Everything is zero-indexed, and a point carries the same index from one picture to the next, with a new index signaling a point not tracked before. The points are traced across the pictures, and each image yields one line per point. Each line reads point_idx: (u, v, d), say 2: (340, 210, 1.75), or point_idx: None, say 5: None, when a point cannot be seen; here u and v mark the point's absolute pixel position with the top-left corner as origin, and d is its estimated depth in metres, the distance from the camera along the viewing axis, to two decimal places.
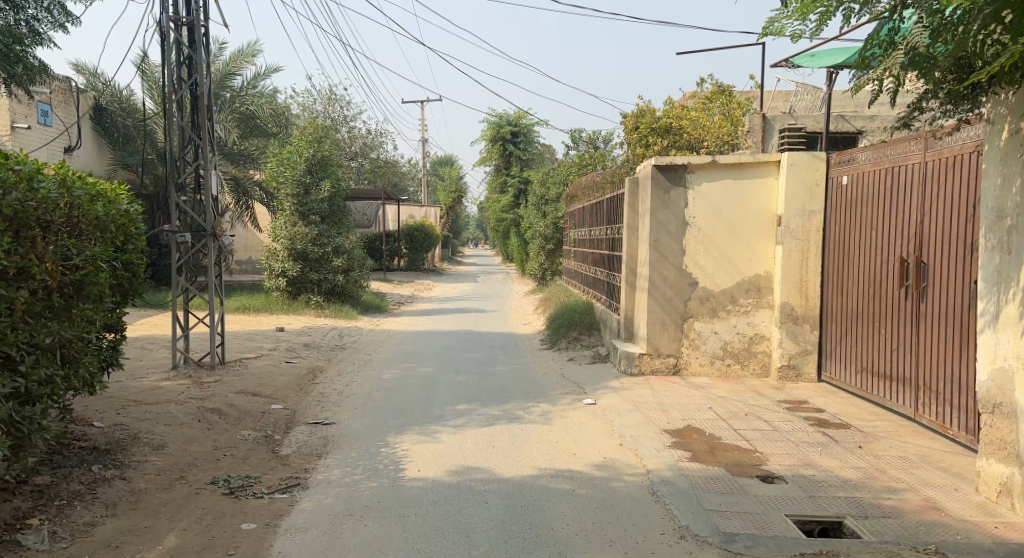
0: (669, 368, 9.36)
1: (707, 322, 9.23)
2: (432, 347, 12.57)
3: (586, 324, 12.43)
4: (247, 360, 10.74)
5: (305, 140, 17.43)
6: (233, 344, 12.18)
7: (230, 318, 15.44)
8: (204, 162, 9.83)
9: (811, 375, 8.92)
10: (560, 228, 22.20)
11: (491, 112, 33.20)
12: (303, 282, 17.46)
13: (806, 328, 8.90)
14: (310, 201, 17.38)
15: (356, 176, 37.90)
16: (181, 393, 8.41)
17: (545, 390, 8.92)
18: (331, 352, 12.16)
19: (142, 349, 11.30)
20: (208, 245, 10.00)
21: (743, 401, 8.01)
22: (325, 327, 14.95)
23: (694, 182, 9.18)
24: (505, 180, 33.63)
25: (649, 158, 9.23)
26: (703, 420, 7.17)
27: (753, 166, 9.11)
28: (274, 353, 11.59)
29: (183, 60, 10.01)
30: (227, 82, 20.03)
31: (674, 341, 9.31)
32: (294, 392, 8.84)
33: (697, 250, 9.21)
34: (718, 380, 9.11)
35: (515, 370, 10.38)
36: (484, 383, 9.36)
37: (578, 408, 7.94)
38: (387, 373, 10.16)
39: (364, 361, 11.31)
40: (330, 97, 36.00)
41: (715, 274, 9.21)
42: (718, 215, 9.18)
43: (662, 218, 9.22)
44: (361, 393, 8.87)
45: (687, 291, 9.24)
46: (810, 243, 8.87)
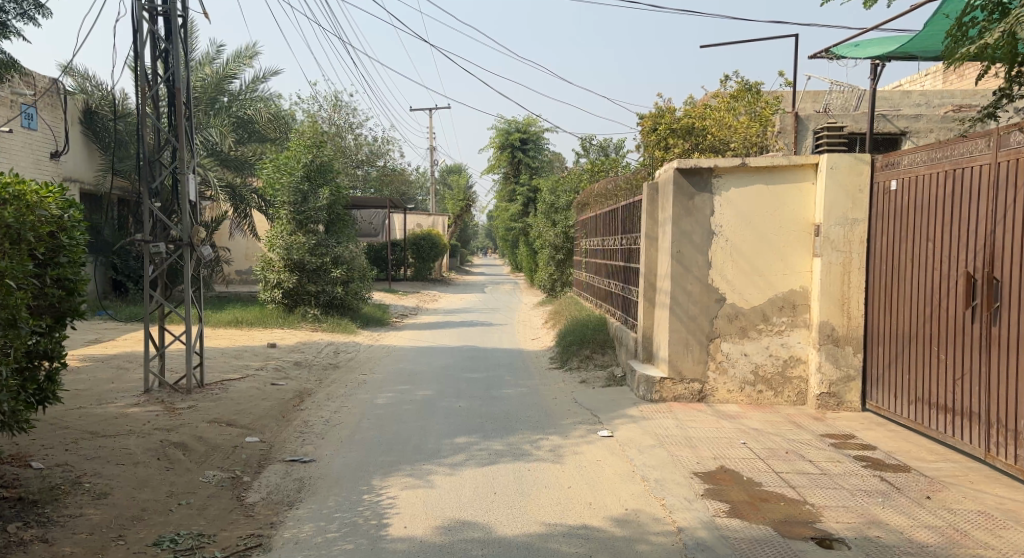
0: (693, 395, 8.40)
1: (736, 343, 8.28)
2: (432, 366, 11.63)
3: (599, 342, 11.46)
4: (229, 382, 9.83)
5: (304, 145, 16.58)
6: (218, 363, 11.29)
7: (220, 333, 14.55)
8: (179, 165, 8.93)
9: (854, 404, 7.94)
10: (571, 237, 21.23)
11: (499, 118, 32.34)
12: (300, 294, 16.60)
13: (848, 350, 7.93)
14: (308, 209, 16.45)
15: (361, 184, 37.06)
16: (147, 423, 7.52)
17: (554, 418, 7.99)
18: (324, 372, 11.24)
19: (117, 369, 10.43)
20: (184, 256, 9.11)
21: (780, 434, 7.06)
22: (320, 343, 14.04)
23: (721, 187, 8.26)
24: (513, 188, 32.71)
25: (671, 160, 8.33)
26: (738, 461, 6.21)
27: (788, 169, 8.16)
28: (261, 373, 10.67)
29: (160, 53, 9.13)
30: (225, 85, 19.20)
31: (699, 364, 8.35)
32: (275, 421, 7.92)
33: (724, 262, 8.27)
34: (749, 409, 8.15)
35: (522, 394, 9.45)
36: (487, 410, 8.43)
37: (592, 442, 7.00)
38: (381, 397, 9.23)
39: (359, 382, 10.39)
40: (335, 103, 35.18)
41: (745, 290, 8.26)
42: (748, 223, 8.23)
43: (685, 227, 8.30)
44: (350, 422, 7.94)
45: (713, 308, 8.30)
46: (853, 254, 7.89)
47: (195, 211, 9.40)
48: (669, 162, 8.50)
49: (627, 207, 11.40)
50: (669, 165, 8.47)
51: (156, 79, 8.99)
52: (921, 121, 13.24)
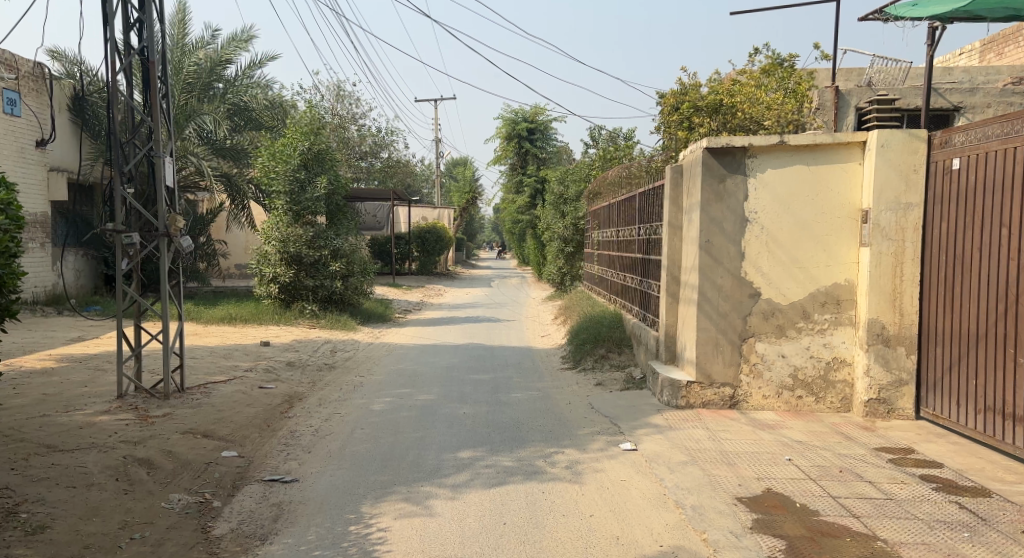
0: (724, 401, 7.54)
1: (772, 343, 7.43)
2: (435, 366, 10.77)
3: (615, 339, 10.60)
4: (213, 385, 9.00)
5: (299, 132, 15.73)
6: (204, 364, 10.45)
7: (210, 331, 13.72)
8: (154, 147, 8.08)
9: (907, 412, 7.07)
10: (581, 229, 20.34)
11: (506, 107, 31.44)
12: (297, 289, 15.75)
13: (901, 351, 7.05)
14: (305, 199, 15.59)
15: (365, 176, 36.14)
16: (114, 435, 6.69)
17: (570, 428, 7.15)
18: (318, 373, 10.39)
19: (94, 370, 9.61)
20: (160, 247, 8.27)
21: (829, 447, 6.21)
22: (317, 341, 13.22)
23: (756, 169, 7.41)
24: (521, 179, 31.81)
25: (699, 140, 7.49)
26: (786, 482, 5.38)
27: (832, 148, 7.29)
28: (249, 375, 9.83)
29: (132, 23, 8.26)
30: (220, 71, 18.16)
31: (731, 367, 7.50)
32: (257, 431, 7.10)
33: (759, 253, 7.44)
34: (787, 417, 7.29)
35: (533, 398, 8.61)
36: (495, 418, 7.61)
37: (615, 457, 6.16)
38: (377, 402, 8.39)
39: (355, 385, 9.53)
40: (338, 92, 34.23)
41: (782, 284, 7.41)
42: (786, 209, 7.38)
43: (714, 214, 7.45)
44: (342, 432, 7.11)
45: (746, 304, 7.45)
46: (906, 244, 7.01)
47: (173, 198, 8.56)
48: (698, 141, 7.66)
49: (647, 193, 10.51)
50: (698, 145, 7.63)
51: (127, 50, 8.11)
52: (979, 93, 12.55)
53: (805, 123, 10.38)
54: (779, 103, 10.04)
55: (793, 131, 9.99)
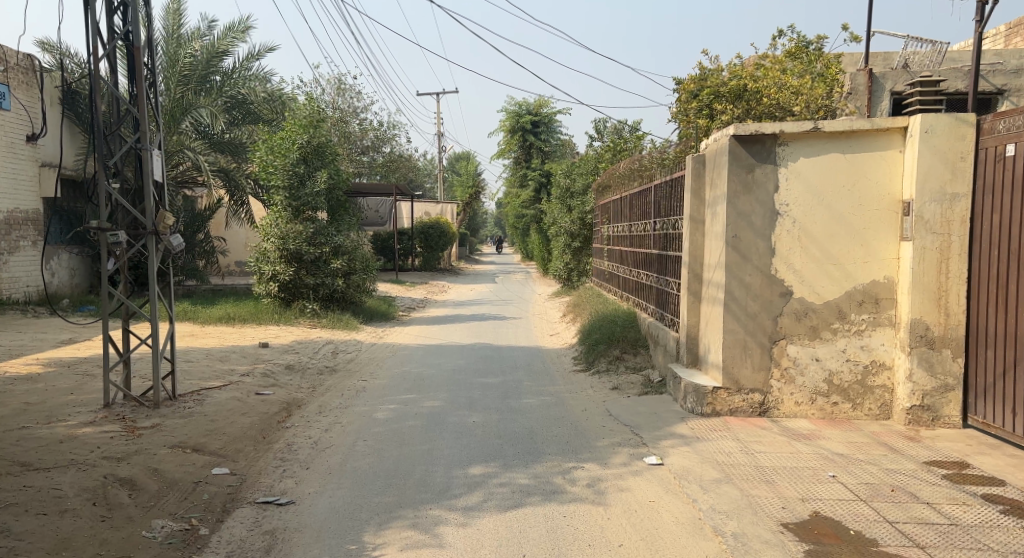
0: (753, 408, 7.02)
1: (805, 345, 6.93)
2: (441, 368, 10.25)
3: (630, 339, 10.09)
4: (206, 392, 8.49)
5: (298, 124, 15.20)
6: (198, 368, 9.95)
7: (206, 332, 13.21)
8: (140, 139, 7.56)
9: (954, 420, 6.54)
10: (588, 223, 19.81)
11: (510, 100, 30.89)
12: (298, 287, 15.24)
13: (946, 355, 6.51)
14: (304, 194, 15.05)
15: (366, 170, 35.55)
16: (96, 449, 6.18)
17: (588, 438, 6.64)
18: (318, 377, 9.88)
19: (82, 375, 9.11)
20: (148, 245, 7.75)
21: (873, 461, 5.70)
22: (317, 342, 12.71)
23: (787, 158, 6.91)
24: (525, 172, 31.22)
25: (725, 128, 7.02)
26: (833, 503, 4.88)
27: (870, 135, 6.79)
28: (245, 380, 9.32)
29: (116, 5, 7.72)
30: (216, 62, 17.57)
31: (760, 371, 6.99)
32: (252, 444, 6.58)
33: (790, 249, 6.93)
34: (822, 424, 6.77)
35: (547, 404, 8.10)
36: (508, 427, 7.11)
37: (640, 473, 5.66)
38: (381, 410, 7.87)
39: (357, 390, 9.02)
40: (339, 86, 33.63)
41: (816, 281, 6.91)
42: (820, 201, 6.88)
43: (742, 207, 6.97)
44: (344, 444, 6.61)
45: (777, 304, 6.95)
46: (953, 238, 6.47)
47: (162, 193, 8.03)
48: (723, 130, 7.18)
49: (665, 185, 9.96)
50: (724, 134, 7.14)
51: (111, 34, 7.58)
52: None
53: (835, 107, 9.78)
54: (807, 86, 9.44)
55: (823, 115, 9.41)
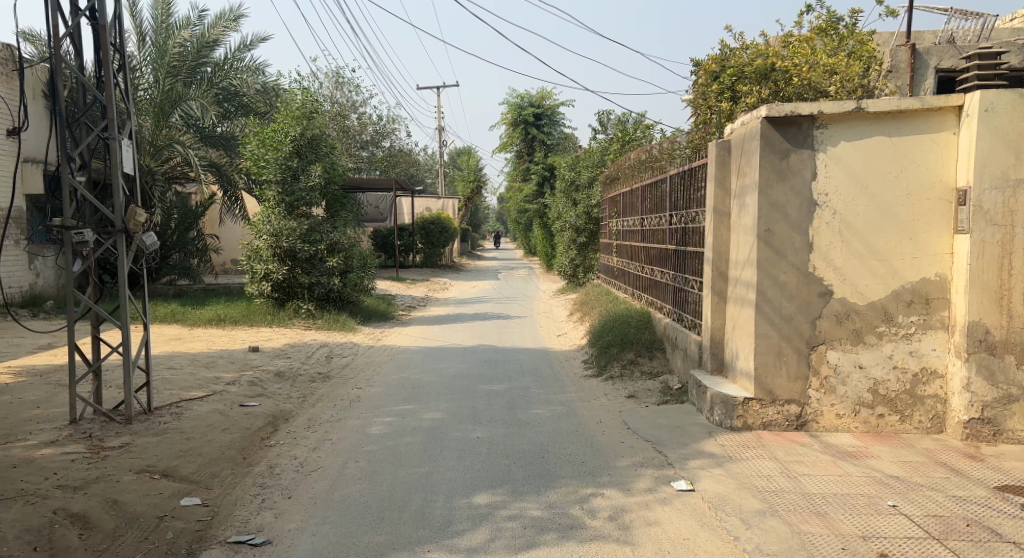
0: (789, 421, 6.33)
1: (847, 351, 6.23)
2: (442, 374, 9.53)
3: (645, 342, 9.37)
4: (186, 404, 7.78)
5: (290, 115, 14.38)
6: (181, 376, 9.23)
7: (195, 335, 12.51)
8: (107, 127, 6.81)
9: (1018, 435, 5.85)
10: (595, 217, 19.10)
11: (512, 92, 30.16)
12: (292, 286, 14.50)
13: (1009, 362, 5.81)
14: (298, 189, 14.32)
15: (367, 166, 34.74)
16: (52, 475, 5.48)
17: (606, 457, 5.94)
18: (310, 385, 9.16)
19: (53, 385, 8.39)
20: (117, 245, 6.98)
21: (936, 486, 5.01)
22: (312, 345, 12.02)
23: (826, 142, 6.19)
24: (528, 166, 30.50)
25: (756, 110, 6.31)
26: (898, 542, 4.21)
27: (921, 115, 6.06)
28: (230, 389, 8.61)
29: None
30: (207, 53, 16.68)
31: (797, 380, 6.31)
32: (230, 467, 5.89)
33: (830, 243, 6.23)
34: (868, 440, 6.07)
35: (558, 415, 7.39)
36: (517, 443, 6.41)
37: (669, 502, 4.97)
38: (377, 424, 7.17)
39: (351, 400, 8.29)
40: (337, 78, 32.82)
41: (859, 280, 6.20)
42: (863, 190, 6.16)
43: (776, 198, 6.27)
44: (335, 466, 5.93)
45: (816, 306, 6.26)
46: (1017, 230, 5.76)
47: (134, 187, 7.27)
48: (753, 112, 6.47)
49: (683, 175, 9.23)
50: (754, 116, 6.43)
51: (74, 10, 6.85)
52: None
53: (873, 87, 8.98)
54: (842, 63, 8.65)
55: (861, 95, 8.63)
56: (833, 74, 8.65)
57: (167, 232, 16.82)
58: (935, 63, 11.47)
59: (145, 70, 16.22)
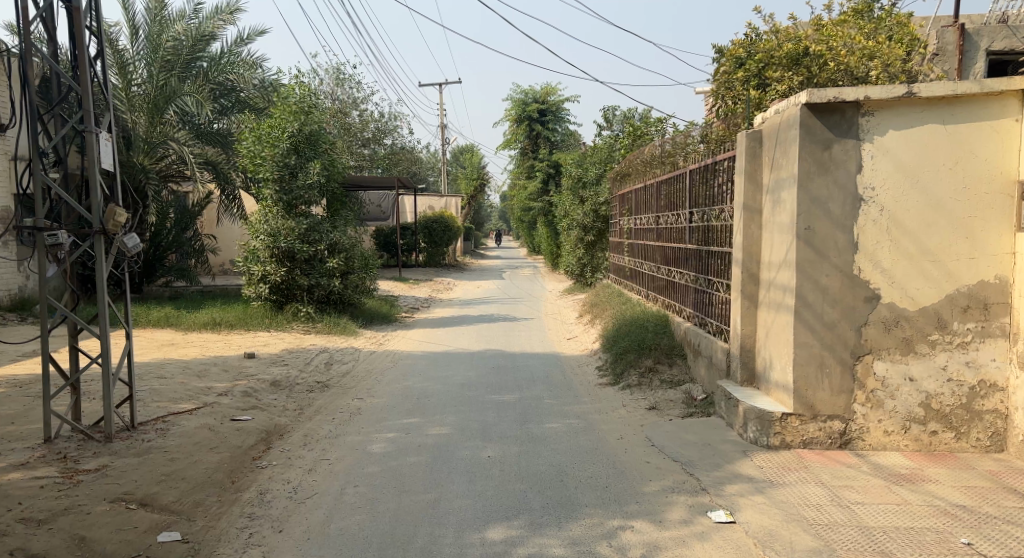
0: (831, 439, 5.76)
1: (897, 362, 5.66)
2: (448, 383, 8.94)
3: (665, 348, 8.79)
4: (173, 418, 7.21)
5: (287, 110, 13.79)
6: (170, 386, 8.67)
7: (188, 341, 11.94)
8: (82, 119, 6.24)
9: None
10: (603, 215, 18.51)
11: (516, 87, 29.55)
12: (291, 289, 13.91)
13: None
14: (297, 187, 13.74)
15: (369, 164, 34.07)
16: (15, 505, 4.92)
17: (632, 480, 5.38)
18: (307, 395, 8.60)
19: (32, 398, 7.82)
20: (96, 248, 6.39)
21: (1009, 518, 4.45)
22: (311, 350, 11.45)
23: (873, 131, 5.62)
24: (532, 163, 29.89)
25: (795, 96, 5.74)
26: None
27: (980, 100, 5.51)
28: (222, 402, 8.04)
29: None
30: (203, 47, 16.07)
31: (841, 394, 5.74)
32: (216, 493, 5.33)
33: (878, 243, 5.66)
34: (921, 461, 5.50)
35: (575, 430, 6.81)
36: (533, 463, 5.86)
37: (708, 538, 4.42)
38: (379, 441, 6.60)
39: (352, 413, 7.71)
40: (338, 75, 32.19)
41: (910, 283, 5.63)
42: (915, 183, 5.60)
43: (817, 193, 5.70)
44: (333, 491, 5.38)
45: (861, 312, 5.70)
46: None
47: (115, 185, 6.69)
48: (790, 99, 5.89)
49: (706, 170, 8.63)
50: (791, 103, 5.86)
51: None
52: None
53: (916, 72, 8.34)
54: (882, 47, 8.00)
55: (903, 81, 7.95)
56: (872, 58, 8.01)
57: (162, 232, 16.25)
58: (986, 45, 10.74)
59: (138, 66, 15.70)
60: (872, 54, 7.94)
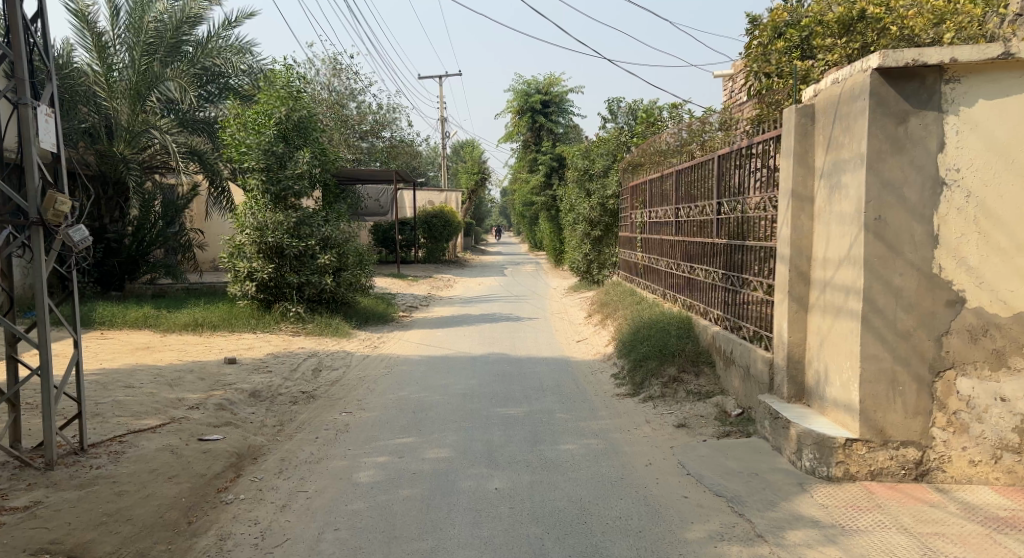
0: (906, 469, 4.84)
1: (986, 378, 4.75)
2: (448, 394, 8.00)
3: (691, 354, 7.86)
4: (132, 438, 6.27)
5: (274, 95, 12.78)
6: (137, 398, 7.72)
7: (166, 344, 10.99)
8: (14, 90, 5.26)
9: None
10: (611, 209, 17.55)
11: (518, 78, 28.54)
12: (279, 287, 12.94)
13: None
14: (286, 177, 12.76)
15: (367, 158, 33.04)
16: None
17: (671, 524, 4.47)
18: (290, 408, 7.65)
19: None
20: (34, 242, 5.44)
21: None
22: (300, 355, 10.51)
23: (958, 101, 4.71)
24: (534, 156, 28.91)
25: (863, 61, 4.80)
26: None
27: None
28: (192, 416, 7.10)
29: None
30: (188, 29, 14.97)
31: (917, 416, 4.82)
32: (162, 542, 4.48)
33: (962, 236, 4.74)
34: (1018, 498, 4.60)
35: (595, 453, 5.88)
36: (548, 499, 4.93)
37: None
38: (367, 467, 5.67)
39: (338, 430, 6.76)
40: (335, 65, 31.15)
41: (1001, 284, 4.72)
42: (1009, 164, 4.69)
43: (890, 176, 4.78)
44: (309, 537, 4.48)
45: (942, 318, 4.78)
46: None
47: (59, 168, 5.72)
48: (855, 65, 4.96)
49: (738, 155, 7.67)
50: (856, 70, 4.93)
51: None
52: None
53: None
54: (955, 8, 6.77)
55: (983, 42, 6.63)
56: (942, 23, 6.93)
57: (145, 226, 14.99)
58: None
59: (120, 50, 14.53)
60: (942, 18, 6.84)
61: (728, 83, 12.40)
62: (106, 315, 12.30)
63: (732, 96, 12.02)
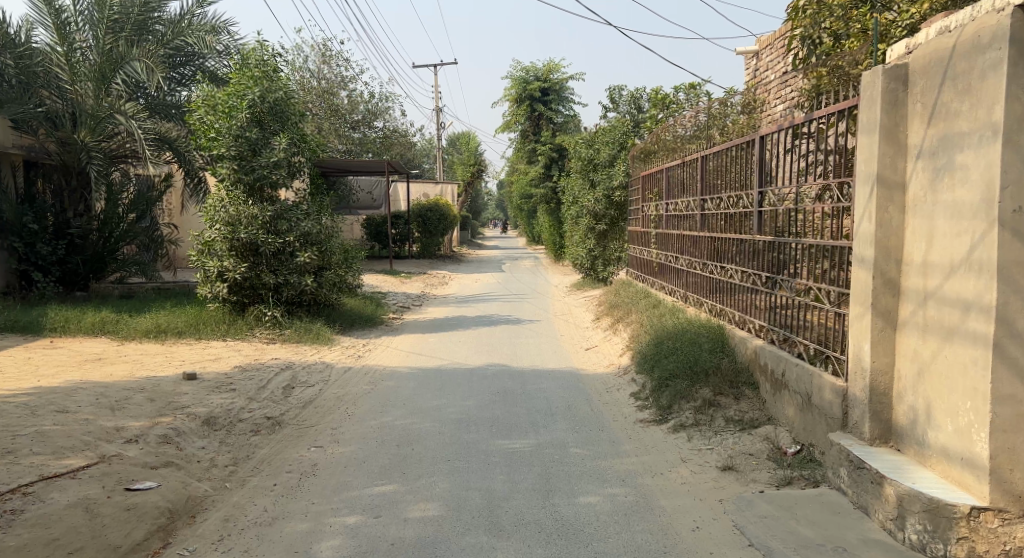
0: None
1: None
2: (440, 420, 6.74)
3: (729, 374, 6.57)
4: (40, 489, 4.94)
5: (246, 74, 11.41)
6: (67, 426, 6.43)
7: (123, 354, 9.71)
8: None
9: None
10: (618, 201, 16.24)
11: (517, 65, 27.23)
12: (254, 289, 11.64)
13: None
14: (259, 165, 11.43)
15: (359, 148, 31.58)
16: None
17: None
18: (250, 440, 6.40)
19: None
20: None
21: None
22: (272, 367, 9.22)
23: None
24: (533, 147, 27.62)
25: None
26: None
27: None
28: (128, 453, 5.84)
29: None
30: (156, 6, 13.58)
31: None
32: None
33: None
34: None
35: (625, 510, 4.64)
36: None
37: None
38: (340, 530, 4.44)
39: (303, 472, 5.49)
40: (325, 52, 29.71)
41: None
42: None
43: None
44: None
45: None
46: None
47: None
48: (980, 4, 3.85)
49: (783, 135, 6.36)
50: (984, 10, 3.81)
51: None
52: None
53: None
54: None
55: None
56: None
57: (113, 220, 13.61)
58: None
59: (82, 28, 13.08)
60: None
61: (752, 60, 11.11)
62: (59, 320, 11.00)
63: (759, 74, 10.72)
